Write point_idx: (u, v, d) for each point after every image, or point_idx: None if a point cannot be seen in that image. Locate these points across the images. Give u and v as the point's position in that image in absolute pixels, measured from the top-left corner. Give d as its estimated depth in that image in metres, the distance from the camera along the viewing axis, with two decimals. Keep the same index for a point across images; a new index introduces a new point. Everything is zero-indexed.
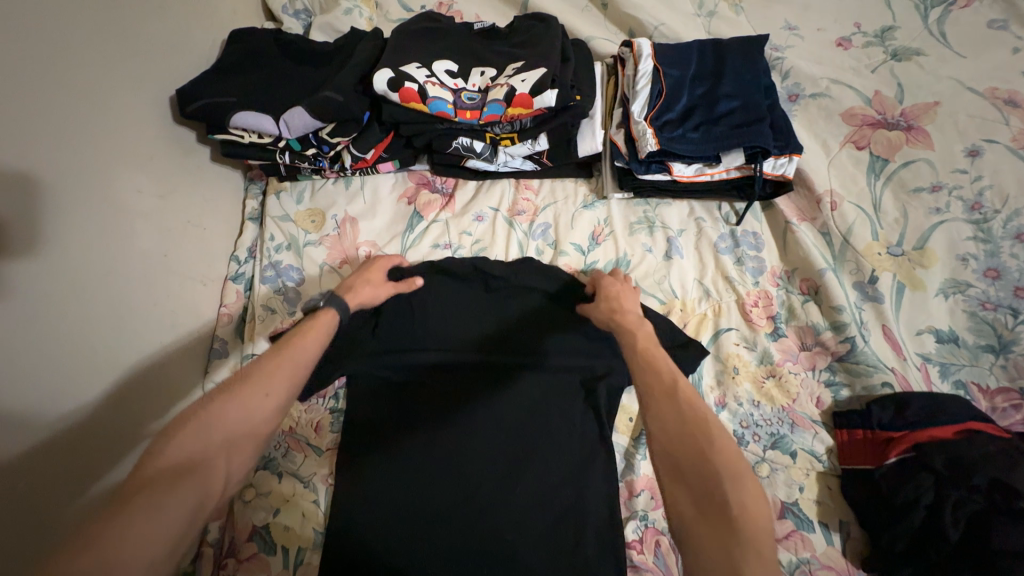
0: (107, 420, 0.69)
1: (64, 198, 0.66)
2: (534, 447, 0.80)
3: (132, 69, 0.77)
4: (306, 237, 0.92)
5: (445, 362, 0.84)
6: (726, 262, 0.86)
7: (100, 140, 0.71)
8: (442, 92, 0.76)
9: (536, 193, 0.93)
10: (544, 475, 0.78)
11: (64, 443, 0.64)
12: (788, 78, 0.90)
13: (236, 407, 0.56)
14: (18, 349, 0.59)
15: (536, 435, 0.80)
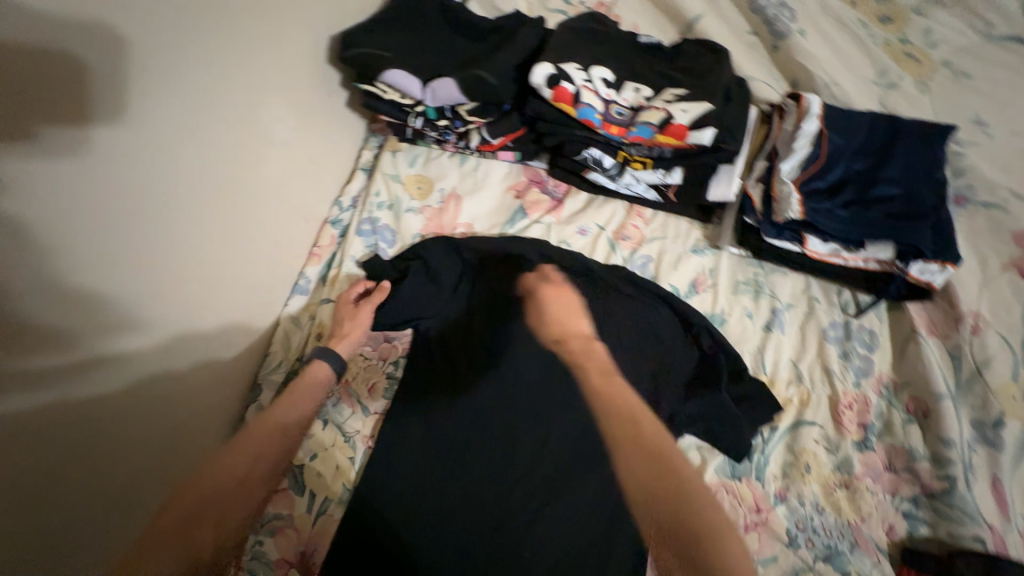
0: (196, 334, 0.70)
1: (220, 109, 0.68)
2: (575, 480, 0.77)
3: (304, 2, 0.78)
4: (408, 202, 0.92)
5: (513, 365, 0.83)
6: (830, 353, 0.80)
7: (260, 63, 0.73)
8: (595, 99, 0.72)
9: (647, 223, 0.89)
10: (578, 514, 0.75)
11: (161, 345, 0.65)
12: (962, 177, 0.81)
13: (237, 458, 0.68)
14: (156, 242, 0.61)
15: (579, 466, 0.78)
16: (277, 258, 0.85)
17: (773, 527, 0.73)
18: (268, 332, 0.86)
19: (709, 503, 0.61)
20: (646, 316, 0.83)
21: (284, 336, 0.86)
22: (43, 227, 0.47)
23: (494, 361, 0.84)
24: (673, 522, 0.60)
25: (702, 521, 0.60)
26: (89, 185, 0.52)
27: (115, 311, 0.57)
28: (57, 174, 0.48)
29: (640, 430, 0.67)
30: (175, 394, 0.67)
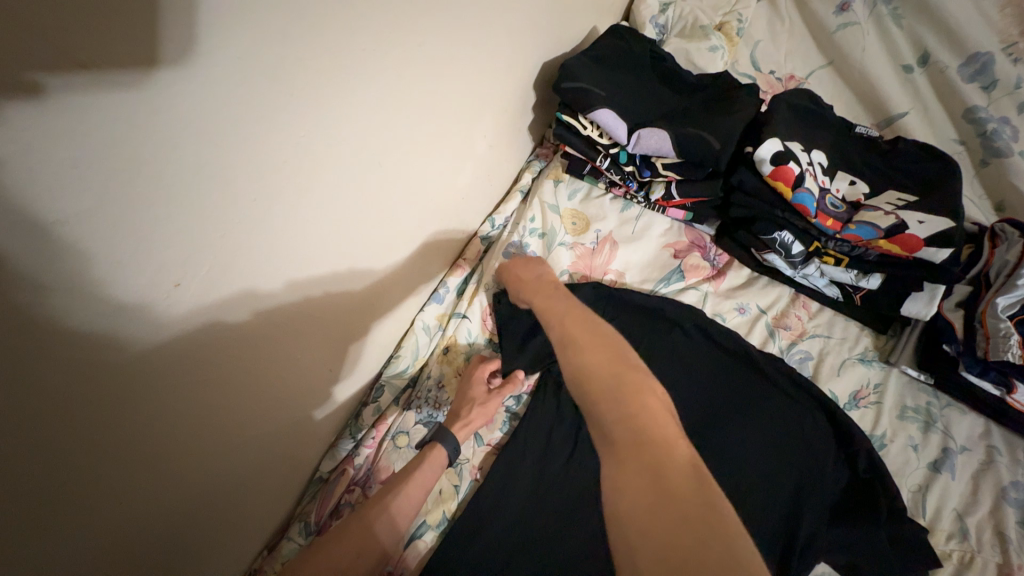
0: (340, 321, 0.67)
1: (438, 114, 0.67)
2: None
3: (533, 27, 0.78)
4: (562, 236, 0.90)
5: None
6: (1010, 517, 0.70)
7: (484, 78, 0.73)
8: (814, 186, 0.68)
9: (811, 317, 0.83)
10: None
11: (311, 328, 0.62)
12: None
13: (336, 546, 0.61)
14: (338, 225, 0.58)
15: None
16: (429, 262, 0.84)
17: None
18: (401, 333, 0.85)
19: (678, 444, 0.47)
20: (798, 419, 0.77)
21: (413, 339, 0.84)
22: (276, 199, 0.48)
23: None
24: (630, 423, 0.49)
25: (612, 424, 0.49)
26: (297, 150, 0.48)
27: (283, 285, 0.54)
28: (301, 150, 0.49)
29: (566, 344, 0.61)
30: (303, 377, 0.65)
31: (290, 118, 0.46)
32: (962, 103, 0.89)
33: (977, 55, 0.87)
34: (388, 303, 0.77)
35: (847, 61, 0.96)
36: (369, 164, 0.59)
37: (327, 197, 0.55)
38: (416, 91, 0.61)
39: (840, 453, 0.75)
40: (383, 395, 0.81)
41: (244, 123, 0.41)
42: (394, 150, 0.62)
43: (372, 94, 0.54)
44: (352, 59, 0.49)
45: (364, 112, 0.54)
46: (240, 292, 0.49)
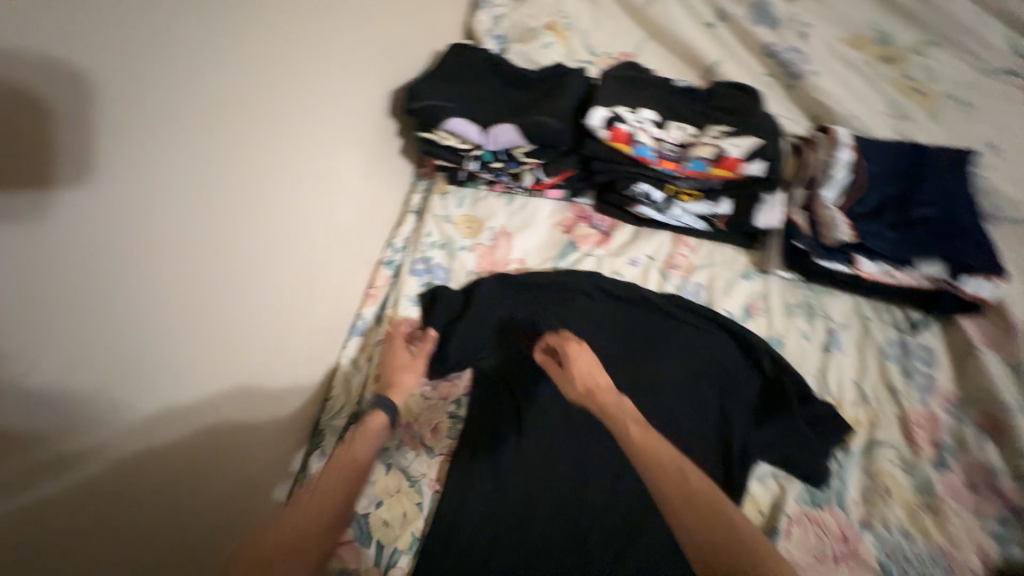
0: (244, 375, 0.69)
1: (291, 159, 0.71)
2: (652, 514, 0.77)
3: (371, 63, 0.85)
4: (460, 241, 0.95)
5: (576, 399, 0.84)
6: (891, 371, 0.81)
7: (334, 119, 0.78)
8: (647, 138, 0.77)
9: (694, 251, 0.92)
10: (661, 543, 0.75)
11: (211, 390, 0.63)
12: (987, 196, 0.87)
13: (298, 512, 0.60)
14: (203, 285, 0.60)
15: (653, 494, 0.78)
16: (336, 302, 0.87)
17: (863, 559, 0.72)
18: (328, 376, 0.87)
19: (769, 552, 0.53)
20: (704, 342, 0.85)
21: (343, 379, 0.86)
22: (121, 280, 0.50)
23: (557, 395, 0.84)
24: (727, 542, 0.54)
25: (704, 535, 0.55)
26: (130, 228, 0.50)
27: (155, 357, 0.55)
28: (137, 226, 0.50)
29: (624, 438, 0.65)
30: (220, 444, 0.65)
31: (113, 201, 0.48)
32: (758, 43, 1.04)
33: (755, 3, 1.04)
34: (297, 348, 0.79)
35: (660, 31, 1.11)
36: (223, 220, 0.61)
37: (183, 262, 0.57)
38: (255, 144, 0.64)
39: (744, 360, 0.84)
40: (324, 440, 0.80)
41: (57, 217, 0.43)
42: (248, 200, 0.64)
43: (202, 157, 0.56)
44: (166, 133, 0.52)
45: (199, 175, 0.56)
46: (106, 377, 0.50)
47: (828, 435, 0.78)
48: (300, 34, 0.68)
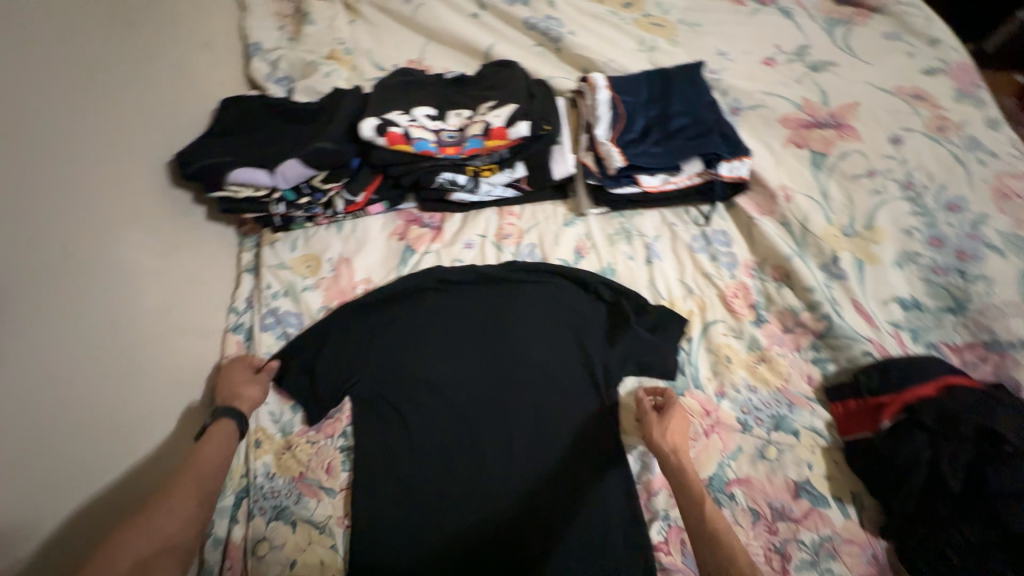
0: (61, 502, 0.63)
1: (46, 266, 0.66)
2: (549, 455, 0.82)
3: (128, 142, 0.82)
4: (303, 282, 0.95)
5: (451, 386, 0.86)
6: (702, 260, 0.93)
7: (94, 210, 0.74)
8: (424, 132, 0.84)
9: (519, 217, 0.99)
10: (563, 475, 0.80)
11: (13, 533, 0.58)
12: (729, 94, 1.03)
13: (158, 521, 0.63)
14: None
15: (545, 437, 0.83)
16: (180, 387, 0.83)
17: (726, 423, 0.84)
18: None
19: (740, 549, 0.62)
20: (548, 292, 0.92)
21: None
22: None
23: (434, 390, 0.86)
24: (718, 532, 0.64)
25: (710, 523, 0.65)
26: None
27: None
28: None
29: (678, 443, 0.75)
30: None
31: None
32: (517, 18, 1.14)
33: None
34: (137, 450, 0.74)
35: (433, 31, 1.18)
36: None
37: None
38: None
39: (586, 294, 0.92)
40: (217, 525, 0.78)
41: None
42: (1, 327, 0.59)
43: None
44: None
45: None
46: None
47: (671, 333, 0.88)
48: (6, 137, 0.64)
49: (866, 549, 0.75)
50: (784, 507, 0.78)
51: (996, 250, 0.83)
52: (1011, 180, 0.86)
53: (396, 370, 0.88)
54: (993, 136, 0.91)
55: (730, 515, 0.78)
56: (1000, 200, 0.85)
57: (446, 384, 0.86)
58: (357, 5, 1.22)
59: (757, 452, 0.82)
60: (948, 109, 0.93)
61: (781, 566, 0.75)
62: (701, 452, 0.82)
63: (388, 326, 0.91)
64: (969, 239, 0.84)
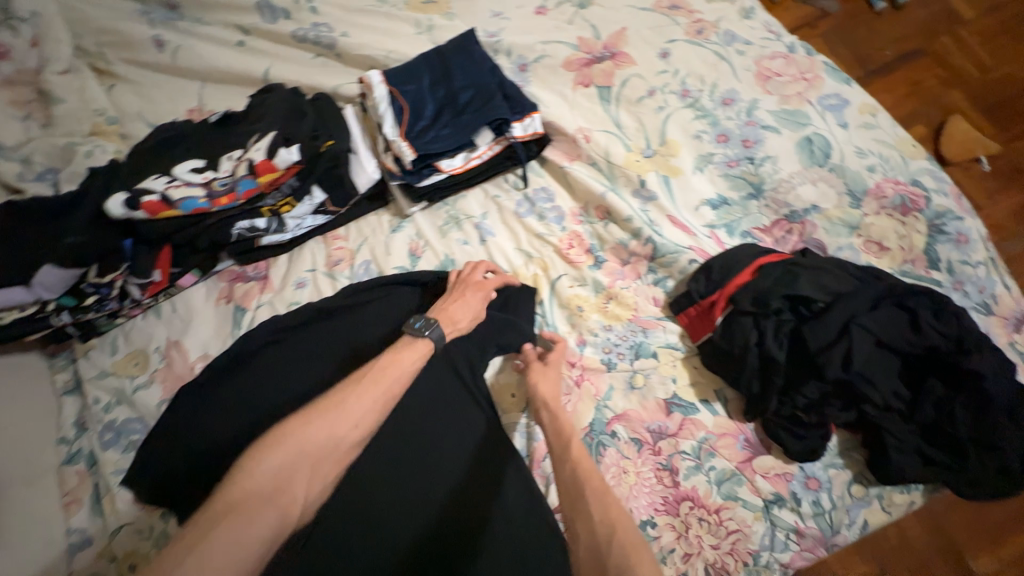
0: None
1: None
2: (438, 482, 0.76)
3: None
4: (133, 384, 0.86)
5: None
6: (531, 223, 0.94)
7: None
8: (189, 190, 0.77)
9: (347, 238, 0.95)
10: (458, 499, 0.75)
11: None
12: (512, 53, 1.02)
13: (319, 429, 0.66)
14: None
15: (430, 466, 0.77)
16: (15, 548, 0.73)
17: (592, 368, 0.86)
18: None
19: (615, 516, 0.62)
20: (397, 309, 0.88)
21: None
22: None
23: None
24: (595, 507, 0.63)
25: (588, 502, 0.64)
26: None
27: None
28: None
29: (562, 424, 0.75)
30: None
31: None
32: (285, 34, 1.07)
33: (257, 4, 1.08)
34: None
35: (203, 72, 1.09)
36: None
37: None
38: None
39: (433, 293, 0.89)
40: None
41: None
42: None
43: None
44: None
45: None
46: None
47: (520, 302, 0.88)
48: None
49: (739, 437, 0.80)
50: (662, 426, 0.82)
51: (772, 129, 0.89)
52: (769, 61, 0.92)
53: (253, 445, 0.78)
54: (747, 24, 0.96)
55: (617, 452, 0.81)
56: (764, 82, 0.91)
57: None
58: (110, 67, 1.10)
59: (627, 385, 0.85)
60: (702, 12, 0.97)
61: (672, 480, 0.79)
62: (577, 404, 0.84)
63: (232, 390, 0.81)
64: (748, 126, 0.89)
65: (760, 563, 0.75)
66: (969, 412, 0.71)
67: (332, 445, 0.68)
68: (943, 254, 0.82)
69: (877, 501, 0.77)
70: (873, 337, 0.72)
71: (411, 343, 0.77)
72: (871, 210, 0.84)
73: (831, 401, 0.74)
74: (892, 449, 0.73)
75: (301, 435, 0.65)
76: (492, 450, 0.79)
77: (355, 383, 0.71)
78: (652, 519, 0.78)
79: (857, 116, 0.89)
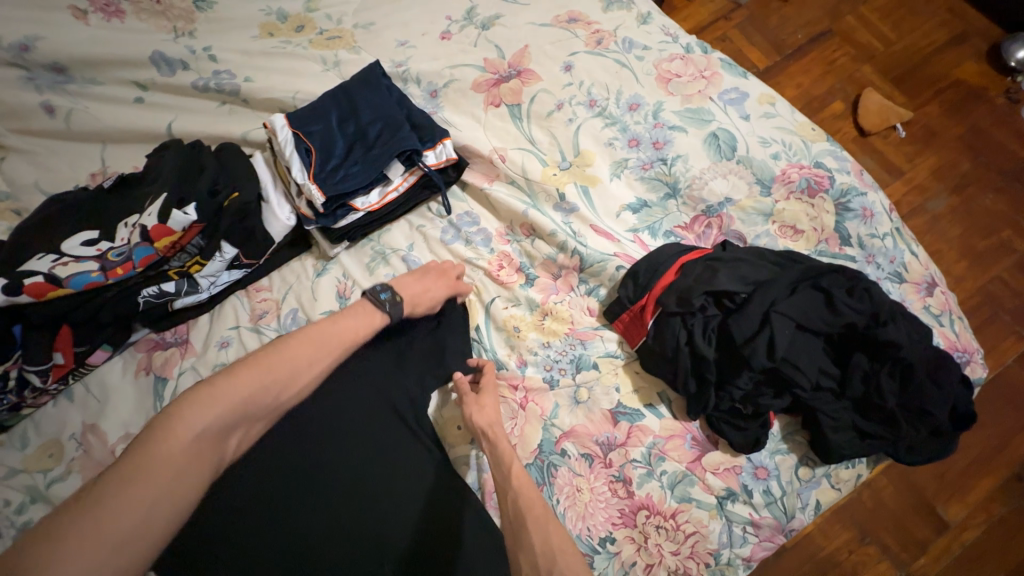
0: None
1: None
2: (389, 539, 0.72)
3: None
4: (47, 478, 0.80)
5: (246, 521, 0.70)
6: (459, 249, 0.92)
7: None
8: (79, 265, 0.74)
9: (271, 288, 0.91)
10: (413, 554, 0.72)
11: None
12: (421, 81, 1.01)
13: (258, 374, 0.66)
14: None
15: (380, 523, 0.73)
16: None
17: (535, 388, 0.85)
18: None
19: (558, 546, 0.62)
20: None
21: None
22: None
23: (231, 534, 0.70)
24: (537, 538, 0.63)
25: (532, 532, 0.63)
26: None
27: None
28: None
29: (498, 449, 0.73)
30: None
31: None
32: (185, 85, 1.03)
33: (152, 58, 1.03)
34: None
35: (102, 133, 1.03)
36: None
37: None
38: None
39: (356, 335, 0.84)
40: None
41: None
42: None
43: None
44: None
45: None
46: None
47: (456, 331, 0.87)
48: None
49: (686, 437, 0.80)
50: (610, 437, 0.81)
51: (679, 128, 0.91)
52: (668, 64, 0.94)
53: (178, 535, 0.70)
54: (645, 30, 0.98)
55: (569, 471, 0.80)
56: (666, 84, 0.93)
57: (242, 519, 0.70)
58: None
59: (572, 400, 0.84)
60: (600, 22, 0.99)
61: (626, 491, 0.79)
62: (524, 427, 0.83)
63: None
64: (656, 128, 0.91)
65: (721, 561, 0.75)
66: (894, 383, 0.73)
67: (276, 400, 0.67)
68: (852, 230, 0.85)
69: (825, 480, 0.78)
70: (793, 322, 0.73)
71: (370, 314, 0.77)
72: (781, 195, 0.87)
73: (764, 389, 0.75)
74: (827, 428, 0.74)
75: (248, 393, 0.65)
76: (444, 496, 0.76)
77: (309, 343, 0.71)
78: (610, 534, 0.77)
79: (757, 107, 0.92)
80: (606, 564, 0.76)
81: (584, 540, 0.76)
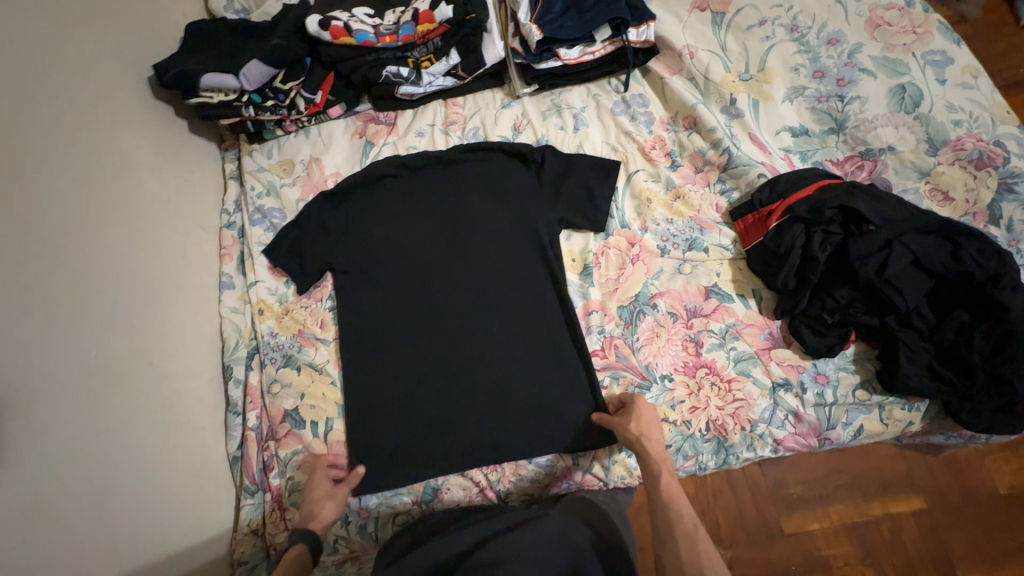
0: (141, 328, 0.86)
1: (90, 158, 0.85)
2: (499, 308, 0.99)
3: (102, 50, 0.92)
4: (280, 182, 1.09)
5: (412, 257, 1.02)
6: (623, 121, 1.06)
7: (77, 110, 0.85)
8: (364, 25, 0.99)
9: (463, 107, 1.12)
10: (515, 323, 0.97)
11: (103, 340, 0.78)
12: None
13: None
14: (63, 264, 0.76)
15: (495, 293, 0.99)
16: (191, 262, 1.00)
17: (648, 250, 0.99)
18: (218, 326, 1.01)
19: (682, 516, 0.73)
20: (496, 182, 1.04)
21: (229, 326, 1.01)
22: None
23: (398, 259, 1.02)
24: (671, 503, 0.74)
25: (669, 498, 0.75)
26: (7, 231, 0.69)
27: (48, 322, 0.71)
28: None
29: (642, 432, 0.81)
30: (139, 379, 0.83)
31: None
32: None
33: None
34: (171, 302, 0.93)
35: None
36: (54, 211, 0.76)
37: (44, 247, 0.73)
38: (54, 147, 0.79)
39: (501, 163, 1.05)
40: (236, 371, 0.99)
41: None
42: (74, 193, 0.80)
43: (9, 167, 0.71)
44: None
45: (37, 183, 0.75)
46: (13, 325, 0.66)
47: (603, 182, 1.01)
48: (38, 43, 0.80)
49: (764, 330, 0.92)
50: (697, 306, 0.94)
51: (870, 73, 0.95)
52: (882, 11, 0.98)
53: (366, 251, 1.02)
54: None
55: (654, 320, 0.95)
56: (873, 30, 0.98)
57: (407, 254, 1.02)
58: None
59: (675, 269, 0.97)
60: None
61: (695, 350, 0.92)
62: (629, 277, 0.98)
63: (345, 201, 1.05)
64: (847, 67, 0.97)
65: (755, 431, 0.88)
66: (986, 342, 0.79)
67: None
68: (1007, 211, 0.86)
69: (877, 409, 0.87)
70: (911, 254, 0.81)
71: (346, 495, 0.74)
72: (947, 159, 0.90)
73: (858, 306, 0.84)
74: (904, 357, 0.82)
75: None
76: (560, 381, 0.94)
77: None
78: (670, 375, 0.92)
79: (957, 75, 0.94)
80: (659, 394, 0.90)
81: (649, 370, 0.92)
